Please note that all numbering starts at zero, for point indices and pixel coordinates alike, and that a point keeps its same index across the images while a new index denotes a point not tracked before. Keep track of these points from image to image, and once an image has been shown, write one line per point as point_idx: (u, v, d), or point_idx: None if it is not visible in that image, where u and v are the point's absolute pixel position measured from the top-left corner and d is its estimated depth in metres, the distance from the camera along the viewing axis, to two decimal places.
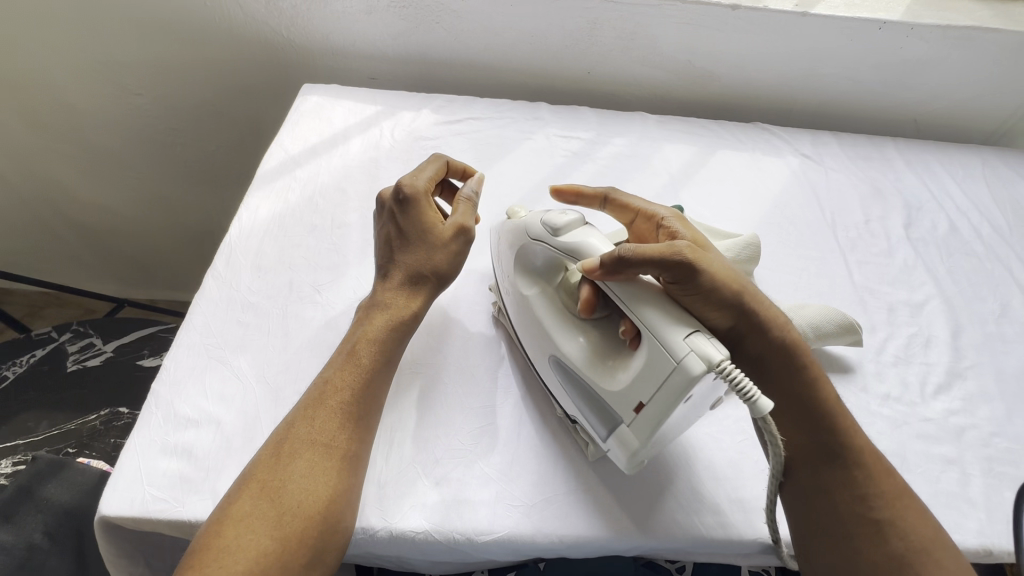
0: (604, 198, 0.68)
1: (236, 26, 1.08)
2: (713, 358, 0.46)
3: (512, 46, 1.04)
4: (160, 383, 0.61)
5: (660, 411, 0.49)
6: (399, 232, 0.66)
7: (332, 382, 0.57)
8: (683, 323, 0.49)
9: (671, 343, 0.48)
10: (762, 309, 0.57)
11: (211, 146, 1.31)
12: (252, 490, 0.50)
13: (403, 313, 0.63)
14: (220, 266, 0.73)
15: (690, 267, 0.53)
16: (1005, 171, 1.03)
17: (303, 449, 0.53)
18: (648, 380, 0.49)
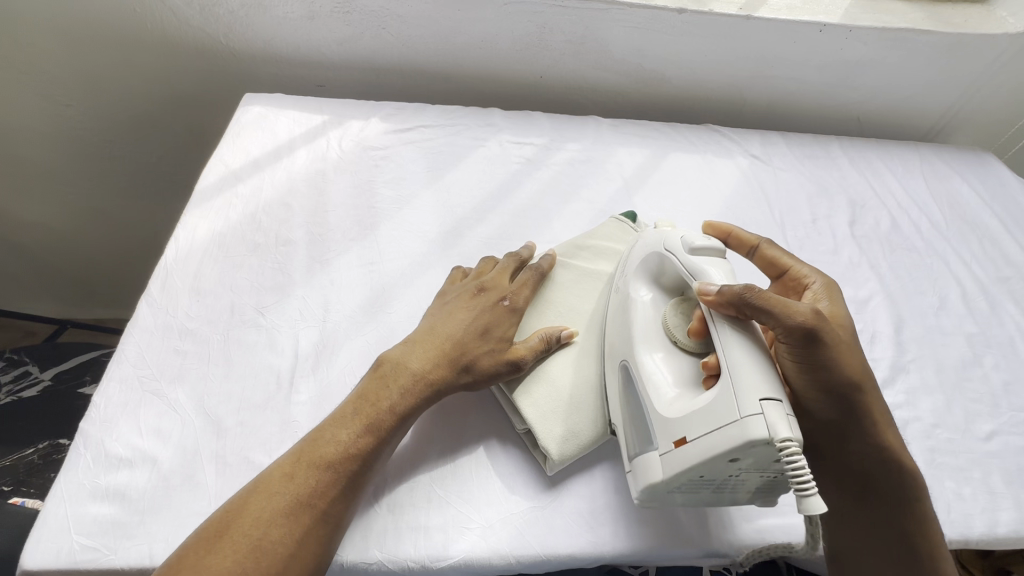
0: (755, 248, 0.69)
1: (170, 34, 1.03)
2: (778, 433, 0.45)
3: (462, 51, 1.02)
4: (88, 423, 0.57)
5: (704, 454, 0.48)
6: (482, 325, 0.62)
7: (344, 441, 0.53)
8: (768, 387, 0.47)
9: (744, 398, 0.47)
10: (866, 397, 0.57)
11: (151, 158, 1.25)
12: (232, 542, 0.46)
13: (426, 389, 0.58)
14: (155, 291, 0.69)
15: (817, 334, 0.52)
16: (942, 167, 1.07)
17: (295, 511, 0.49)
18: (704, 424, 0.49)
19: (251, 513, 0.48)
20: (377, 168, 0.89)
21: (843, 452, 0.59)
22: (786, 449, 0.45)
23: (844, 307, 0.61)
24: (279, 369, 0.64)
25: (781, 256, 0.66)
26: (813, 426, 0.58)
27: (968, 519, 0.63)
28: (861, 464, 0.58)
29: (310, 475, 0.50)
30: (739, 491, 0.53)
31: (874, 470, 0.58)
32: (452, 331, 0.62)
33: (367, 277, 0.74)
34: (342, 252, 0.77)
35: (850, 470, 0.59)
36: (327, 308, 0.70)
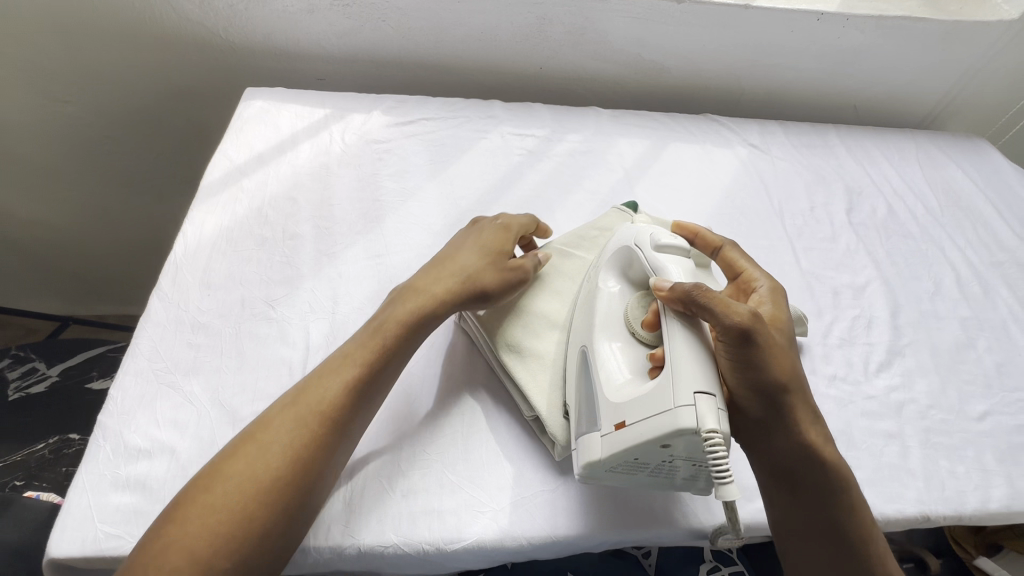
0: (717, 249, 0.69)
1: (170, 27, 1.03)
2: (705, 424, 0.48)
3: (462, 43, 1.03)
4: (106, 415, 0.59)
5: (639, 438, 0.50)
6: (481, 245, 0.68)
7: (324, 391, 0.55)
8: (704, 381, 0.50)
9: (682, 388, 0.49)
10: (800, 402, 0.56)
11: (149, 155, 1.25)
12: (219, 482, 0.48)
13: (433, 302, 0.63)
14: (166, 286, 0.69)
15: (750, 336, 0.52)
16: (937, 154, 1.09)
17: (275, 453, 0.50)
18: (643, 411, 0.51)
19: (235, 458, 0.50)
20: (380, 162, 0.89)
21: (771, 451, 0.57)
22: (710, 440, 0.47)
23: (787, 313, 0.61)
24: (291, 361, 0.65)
25: (738, 260, 0.68)
26: (749, 432, 0.57)
27: (962, 495, 0.65)
28: (787, 465, 0.56)
29: (289, 419, 0.53)
30: (675, 478, 0.55)
31: (800, 469, 0.57)
32: (456, 255, 0.67)
33: (374, 269, 0.76)
34: (349, 245, 0.77)
35: (780, 468, 0.57)
36: (336, 300, 0.72)
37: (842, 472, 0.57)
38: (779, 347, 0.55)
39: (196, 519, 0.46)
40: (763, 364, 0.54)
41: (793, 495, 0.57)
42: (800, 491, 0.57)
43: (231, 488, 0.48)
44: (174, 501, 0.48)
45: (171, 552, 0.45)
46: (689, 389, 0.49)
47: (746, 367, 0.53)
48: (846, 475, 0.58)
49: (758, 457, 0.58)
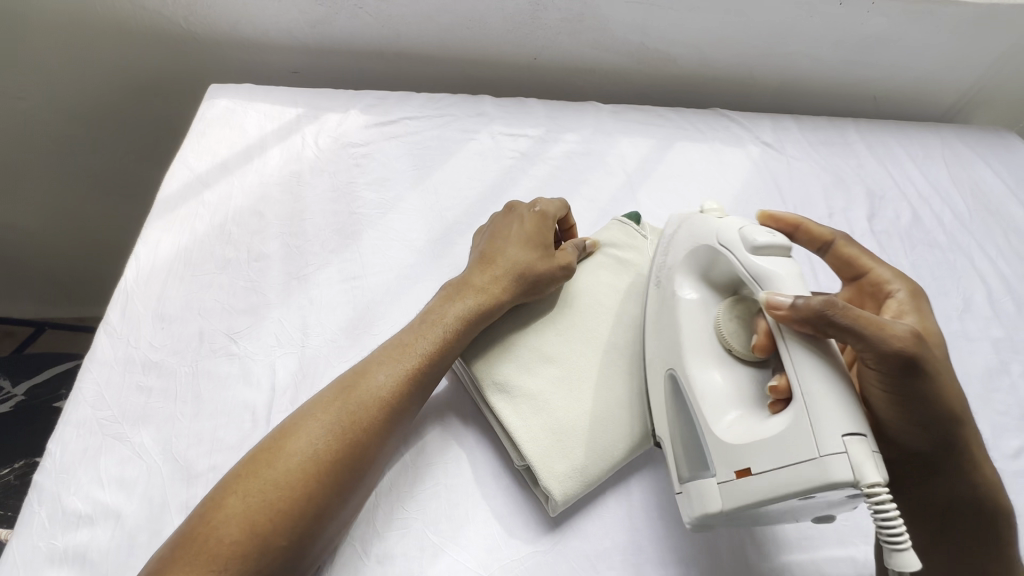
0: (829, 244, 0.63)
1: (129, 16, 0.94)
2: (865, 478, 0.40)
3: (448, 31, 0.93)
4: (43, 475, 0.52)
5: (775, 493, 0.44)
6: (525, 236, 0.64)
7: (295, 445, 0.47)
8: (858, 421, 0.42)
9: (826, 431, 0.42)
10: (965, 424, 0.50)
11: (111, 154, 1.15)
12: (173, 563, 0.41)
13: (488, 298, 0.59)
14: (114, 318, 0.62)
15: (916, 363, 0.45)
16: (964, 151, 1.00)
17: (235, 525, 0.43)
18: (774, 459, 0.44)
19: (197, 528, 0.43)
20: (358, 168, 0.81)
21: (928, 483, 0.53)
22: (877, 496, 0.40)
23: (936, 326, 0.56)
24: (254, 405, 0.58)
25: (858, 255, 0.61)
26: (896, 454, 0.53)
27: None
28: (947, 500, 0.53)
29: (256, 479, 0.45)
30: (803, 514, 0.49)
31: (958, 502, 0.52)
32: (502, 248, 0.64)
33: (349, 294, 0.68)
34: (321, 266, 0.70)
35: (936, 502, 0.53)
36: (306, 332, 0.64)
37: (987, 497, 0.52)
38: (952, 375, 0.49)
39: (218, 530, 0.42)
40: (937, 400, 0.48)
41: (936, 526, 0.54)
42: (948, 524, 0.53)
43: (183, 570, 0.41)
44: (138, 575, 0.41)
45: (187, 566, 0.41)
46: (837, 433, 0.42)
47: (922, 404, 0.48)
48: (996, 499, 0.52)
49: (913, 487, 0.54)
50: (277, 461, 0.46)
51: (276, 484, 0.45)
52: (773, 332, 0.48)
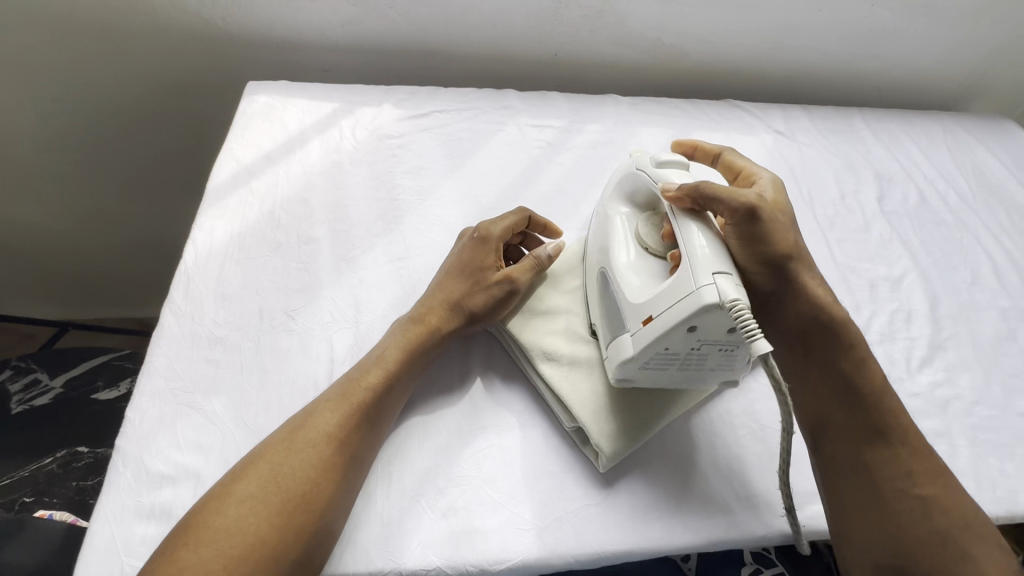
0: (717, 154, 0.72)
1: (168, 20, 0.97)
2: (727, 296, 0.49)
3: (474, 29, 0.98)
4: (124, 440, 0.56)
5: (666, 326, 0.52)
6: (459, 267, 0.66)
7: (364, 383, 0.57)
8: (723, 263, 0.51)
9: (698, 270, 0.51)
10: (804, 270, 0.61)
11: (148, 153, 1.17)
12: (259, 466, 0.50)
13: (431, 334, 0.62)
14: (178, 297, 0.66)
15: (754, 212, 0.57)
16: (966, 137, 1.06)
17: (316, 441, 0.52)
18: (666, 299, 0.53)
19: (279, 442, 0.52)
20: (395, 158, 0.85)
21: (782, 318, 0.61)
22: (737, 308, 0.49)
23: (786, 200, 0.65)
24: (315, 374, 0.62)
25: (738, 161, 0.70)
26: (762, 308, 0.61)
27: (1015, 495, 0.64)
28: (800, 330, 0.60)
29: (329, 407, 0.55)
30: (709, 368, 0.57)
31: (813, 331, 0.60)
32: (440, 282, 0.66)
33: (396, 273, 0.72)
34: (368, 249, 0.74)
35: (793, 335, 0.61)
36: (359, 308, 0.68)
37: (851, 332, 0.60)
38: (779, 220, 0.60)
39: (246, 494, 0.48)
40: (767, 232, 0.58)
41: (807, 360, 0.60)
42: (812, 355, 0.60)
43: (242, 500, 0.48)
44: (171, 531, 0.48)
45: (216, 534, 0.46)
46: (708, 272, 0.51)
47: (754, 237, 0.58)
48: (857, 336, 0.60)
49: (775, 325, 0.61)
50: (351, 396, 0.56)
51: (321, 436, 0.53)
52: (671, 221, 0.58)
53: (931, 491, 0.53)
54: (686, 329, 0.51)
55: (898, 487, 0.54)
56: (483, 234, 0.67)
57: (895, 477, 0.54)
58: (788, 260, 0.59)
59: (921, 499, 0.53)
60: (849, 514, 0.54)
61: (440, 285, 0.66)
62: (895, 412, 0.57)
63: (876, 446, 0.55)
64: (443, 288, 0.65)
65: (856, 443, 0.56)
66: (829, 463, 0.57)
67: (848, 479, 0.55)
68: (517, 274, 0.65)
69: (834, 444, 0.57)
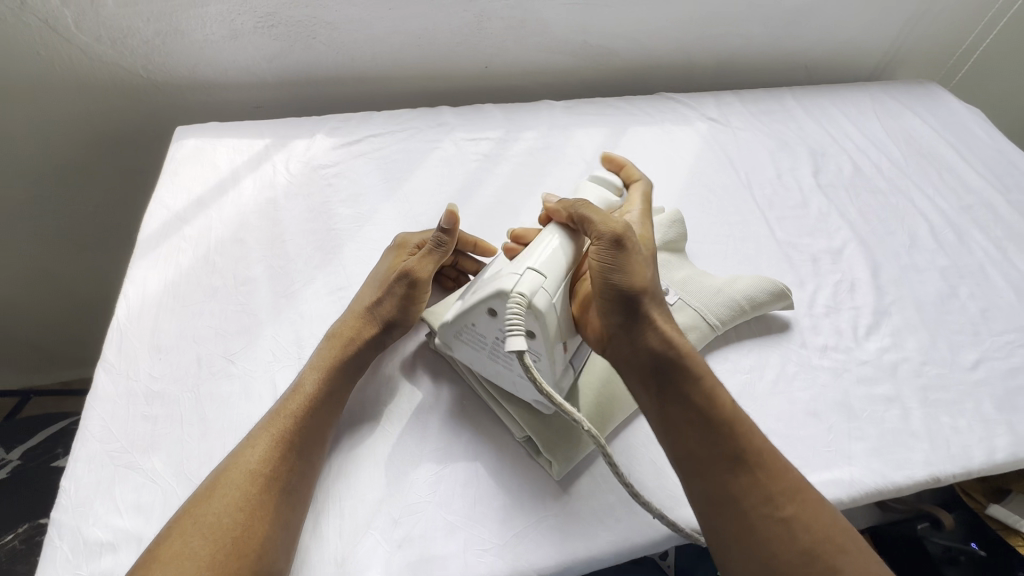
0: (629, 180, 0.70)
1: (86, 74, 0.94)
2: (518, 287, 0.52)
3: (400, 51, 0.98)
4: (60, 512, 0.53)
5: (472, 299, 0.55)
6: (375, 277, 0.69)
7: (285, 415, 0.57)
8: (545, 264, 0.55)
9: (518, 263, 0.55)
10: (655, 304, 0.55)
11: (89, 210, 1.12)
12: (187, 517, 0.50)
13: (349, 345, 0.63)
14: (111, 355, 0.64)
15: (613, 239, 0.55)
16: (894, 104, 1.08)
17: (241, 482, 0.52)
18: (488, 281, 0.56)
19: (207, 490, 0.52)
20: (331, 187, 0.84)
21: (628, 354, 0.55)
22: (516, 300, 0.52)
23: (651, 233, 0.62)
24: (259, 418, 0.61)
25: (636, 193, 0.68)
26: (617, 343, 0.55)
27: (968, 450, 0.64)
28: (647, 367, 0.54)
29: (251, 445, 0.55)
30: (515, 371, 0.57)
31: (660, 366, 0.54)
32: (359, 294, 0.69)
33: (337, 304, 0.71)
34: (308, 282, 0.73)
35: (645, 372, 0.54)
36: (301, 344, 0.67)
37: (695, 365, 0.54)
38: (636, 253, 0.56)
39: (180, 551, 0.47)
40: (619, 265, 0.54)
41: (660, 399, 0.54)
42: (666, 392, 0.53)
43: (173, 558, 0.47)
44: None
45: None
46: (524, 266, 0.55)
47: (609, 267, 0.54)
48: (704, 369, 0.54)
49: (620, 361, 0.56)
50: (272, 430, 0.56)
51: (248, 475, 0.52)
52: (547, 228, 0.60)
53: (792, 511, 0.49)
54: (482, 308, 0.55)
55: (763, 513, 0.49)
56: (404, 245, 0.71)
57: (758, 502, 0.49)
58: (636, 294, 0.54)
59: (785, 521, 0.49)
60: (725, 544, 0.50)
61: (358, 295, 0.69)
62: (749, 435, 0.52)
63: (723, 476, 0.50)
64: (358, 298, 0.68)
65: (711, 474, 0.51)
66: (686, 487, 0.52)
67: (708, 510, 0.51)
68: (419, 268, 0.66)
69: (696, 474, 0.51)
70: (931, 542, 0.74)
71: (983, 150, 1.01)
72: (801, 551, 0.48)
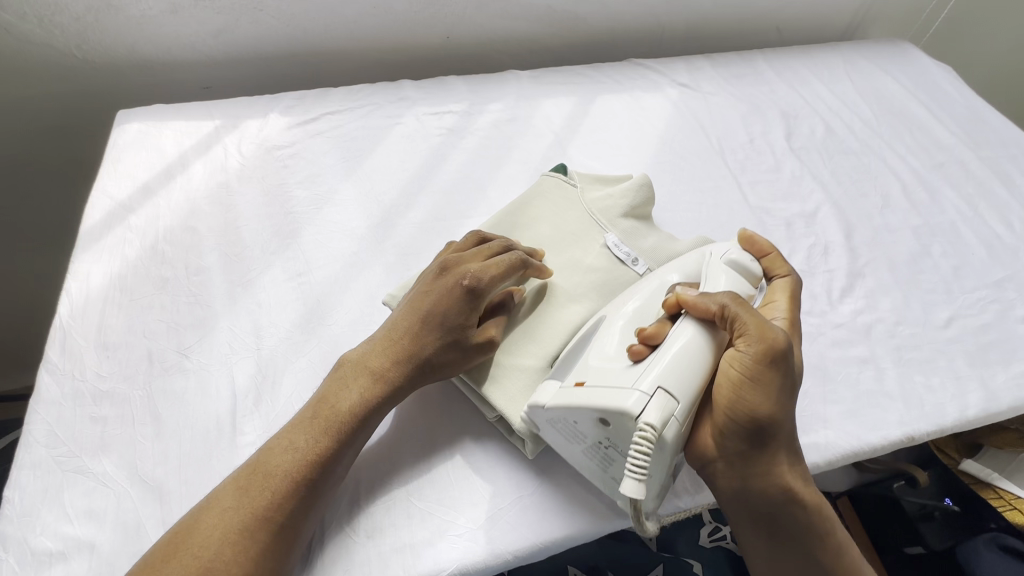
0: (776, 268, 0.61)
1: (13, 56, 0.87)
2: (645, 416, 0.45)
3: (355, 21, 0.93)
4: (4, 523, 0.50)
5: (584, 400, 0.48)
6: (435, 318, 0.55)
7: (303, 450, 0.50)
8: (675, 382, 0.47)
9: (649, 376, 0.47)
10: (789, 441, 0.49)
11: (33, 205, 1.05)
12: (179, 565, 0.43)
13: (379, 384, 0.54)
14: (55, 356, 0.60)
15: (763, 359, 0.47)
16: (865, 64, 1.06)
17: (245, 524, 0.45)
18: (604, 380, 0.49)
19: (206, 527, 0.45)
20: (287, 169, 0.80)
21: (746, 493, 0.49)
22: (642, 434, 0.44)
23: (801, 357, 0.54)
24: (217, 413, 0.58)
25: (779, 292, 0.59)
26: (729, 473, 0.50)
27: (941, 407, 0.65)
28: (765, 509, 0.49)
29: (263, 479, 0.48)
30: (611, 476, 0.51)
31: (779, 513, 0.49)
32: (407, 327, 0.56)
33: (298, 290, 0.68)
34: (264, 269, 0.69)
35: (760, 514, 0.49)
36: (259, 333, 0.64)
37: (822, 522, 0.49)
38: (788, 378, 0.48)
39: None
40: (763, 394, 0.47)
41: (772, 543, 0.50)
42: (780, 539, 0.50)
43: None
44: None
45: None
46: (654, 381, 0.47)
47: (745, 389, 0.48)
48: (828, 526, 0.50)
49: (729, 492, 0.50)
50: (287, 468, 0.48)
51: (255, 518, 0.46)
52: (676, 318, 0.53)
53: None
54: (595, 417, 0.48)
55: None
56: (471, 283, 0.56)
57: None
58: (775, 429, 0.48)
59: None
60: None
61: (410, 331, 0.56)
62: None
63: None
64: (412, 339, 0.55)
65: None
66: None
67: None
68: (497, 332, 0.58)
69: None
70: (907, 501, 0.76)
71: (954, 108, 1.00)
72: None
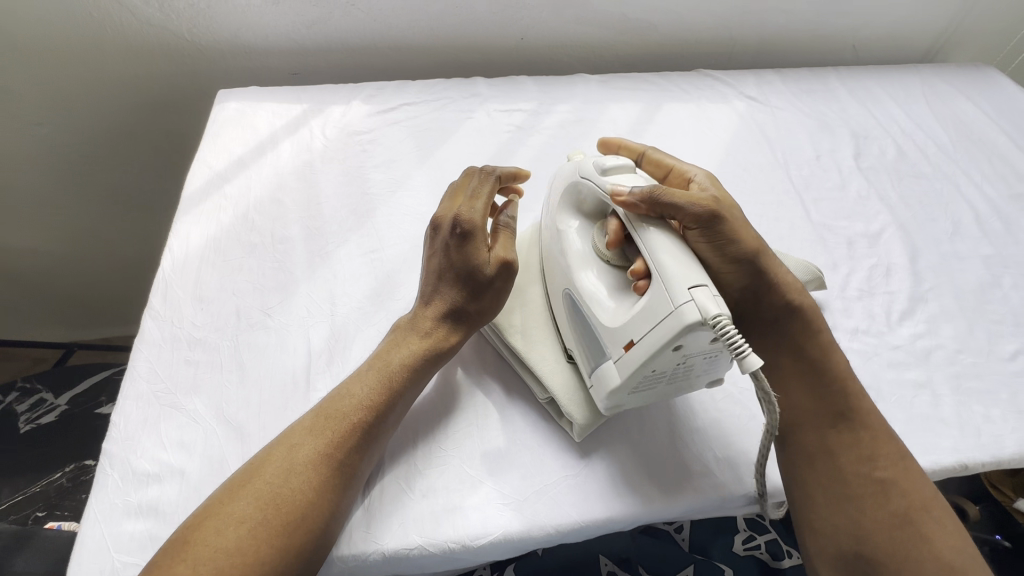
0: (643, 154, 0.66)
1: (134, 37, 0.97)
2: (708, 313, 0.45)
3: (436, 21, 0.98)
4: (110, 443, 0.57)
5: (647, 351, 0.49)
6: (450, 269, 0.60)
7: (359, 396, 0.54)
8: (696, 275, 0.48)
9: (673, 289, 0.47)
10: (768, 257, 0.56)
11: (132, 172, 1.16)
12: (254, 489, 0.48)
13: (429, 341, 0.59)
14: (157, 304, 0.67)
15: (711, 217, 0.53)
16: (943, 87, 1.04)
17: (311, 458, 0.50)
18: (644, 324, 0.49)
19: (276, 460, 0.50)
20: (365, 154, 0.86)
21: (758, 311, 0.58)
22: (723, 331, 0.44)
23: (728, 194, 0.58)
24: (294, 369, 0.63)
25: (665, 158, 0.64)
26: (738, 305, 0.58)
27: (999, 440, 0.63)
28: (773, 321, 0.57)
29: (325, 421, 0.53)
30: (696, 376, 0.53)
31: (785, 324, 0.57)
32: (436, 287, 0.61)
33: (370, 265, 0.73)
34: (342, 244, 0.75)
35: (769, 331, 0.58)
36: (334, 301, 0.69)
37: (812, 322, 0.57)
38: (735, 217, 0.54)
39: (243, 509, 0.47)
40: (728, 240, 0.54)
41: (788, 364, 0.58)
42: (796, 356, 0.57)
43: (235, 520, 0.46)
44: (166, 543, 0.46)
45: (205, 550, 0.44)
46: (683, 287, 0.47)
47: (717, 243, 0.54)
48: (820, 324, 0.58)
49: (745, 319, 0.59)
50: (347, 412, 0.53)
51: (319, 453, 0.51)
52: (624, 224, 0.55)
53: (891, 475, 0.52)
54: (671, 350, 0.48)
55: (857, 472, 0.53)
56: (463, 227, 0.59)
57: (872, 464, 0.53)
58: (754, 256, 0.55)
59: (884, 483, 0.52)
60: (816, 499, 0.53)
61: (438, 290, 0.60)
62: (859, 398, 0.55)
63: (842, 438, 0.54)
64: (443, 296, 0.60)
65: (818, 430, 0.55)
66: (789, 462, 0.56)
67: (809, 462, 0.54)
68: (507, 252, 0.61)
69: (793, 440, 0.56)
70: None
71: None
72: (894, 513, 0.51)
